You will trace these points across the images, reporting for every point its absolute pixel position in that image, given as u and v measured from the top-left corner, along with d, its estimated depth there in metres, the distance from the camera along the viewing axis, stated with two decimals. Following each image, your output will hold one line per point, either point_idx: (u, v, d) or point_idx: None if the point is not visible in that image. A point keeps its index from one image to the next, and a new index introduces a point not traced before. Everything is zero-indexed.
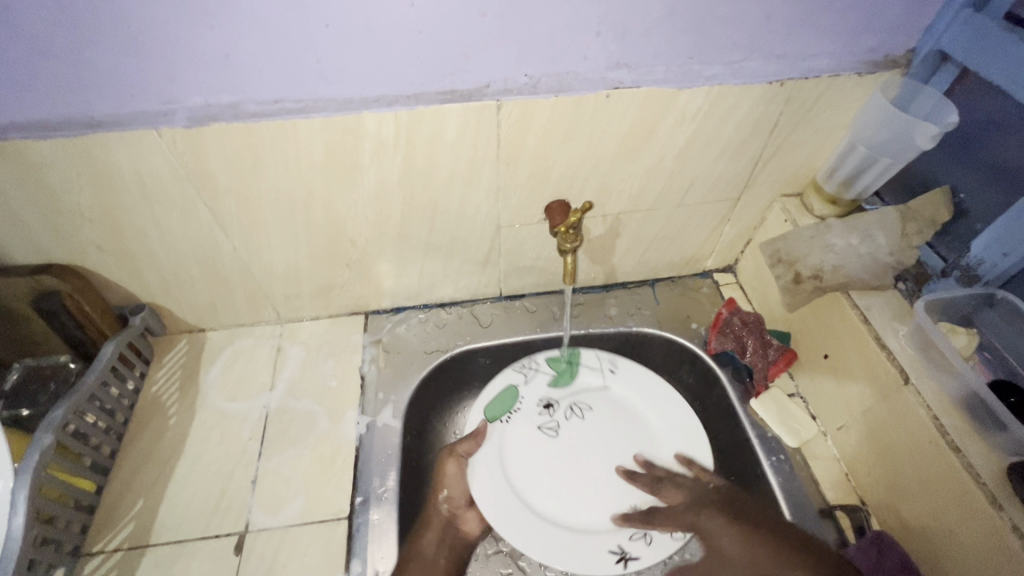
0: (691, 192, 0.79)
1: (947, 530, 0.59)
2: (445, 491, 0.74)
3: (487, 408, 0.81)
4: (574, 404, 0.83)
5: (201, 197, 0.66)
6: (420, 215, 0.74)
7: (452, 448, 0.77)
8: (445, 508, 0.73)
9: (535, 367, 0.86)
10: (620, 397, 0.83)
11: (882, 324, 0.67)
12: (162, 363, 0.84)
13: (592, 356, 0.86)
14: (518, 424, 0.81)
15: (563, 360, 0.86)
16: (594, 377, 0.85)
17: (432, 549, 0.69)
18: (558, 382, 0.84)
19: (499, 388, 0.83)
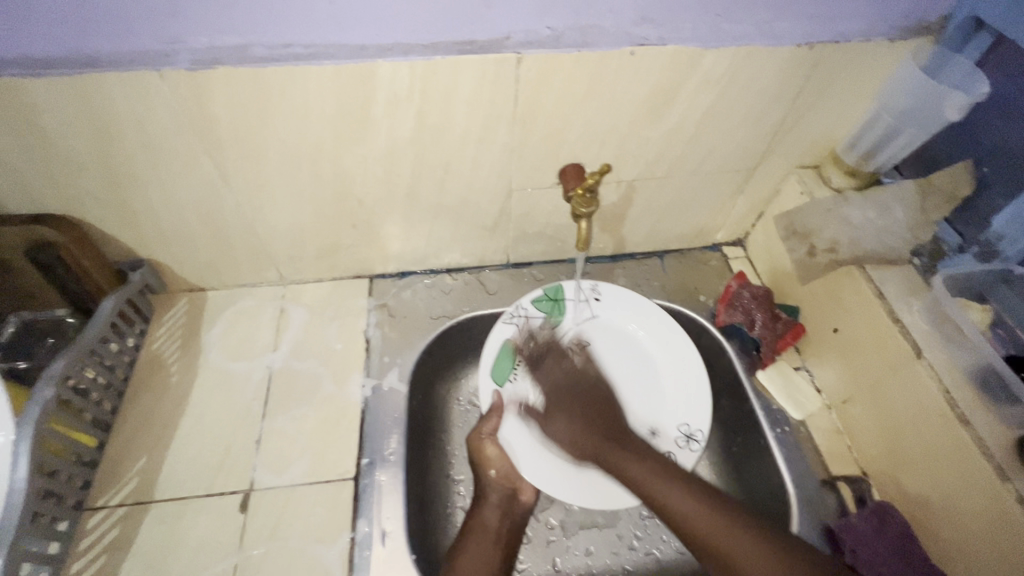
0: (708, 161, 0.77)
1: (949, 501, 0.59)
2: (494, 470, 0.72)
3: (492, 374, 0.76)
4: (572, 340, 0.80)
5: (204, 147, 0.63)
6: (431, 175, 0.72)
7: (479, 431, 0.74)
8: (500, 486, 0.71)
9: (525, 314, 0.79)
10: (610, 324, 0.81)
11: (897, 298, 0.67)
12: (162, 321, 0.82)
13: (575, 289, 0.81)
14: (526, 376, 0.77)
15: (549, 299, 0.80)
16: (581, 309, 0.81)
17: (495, 520, 0.69)
18: (550, 323, 0.80)
19: (497, 348, 0.76)
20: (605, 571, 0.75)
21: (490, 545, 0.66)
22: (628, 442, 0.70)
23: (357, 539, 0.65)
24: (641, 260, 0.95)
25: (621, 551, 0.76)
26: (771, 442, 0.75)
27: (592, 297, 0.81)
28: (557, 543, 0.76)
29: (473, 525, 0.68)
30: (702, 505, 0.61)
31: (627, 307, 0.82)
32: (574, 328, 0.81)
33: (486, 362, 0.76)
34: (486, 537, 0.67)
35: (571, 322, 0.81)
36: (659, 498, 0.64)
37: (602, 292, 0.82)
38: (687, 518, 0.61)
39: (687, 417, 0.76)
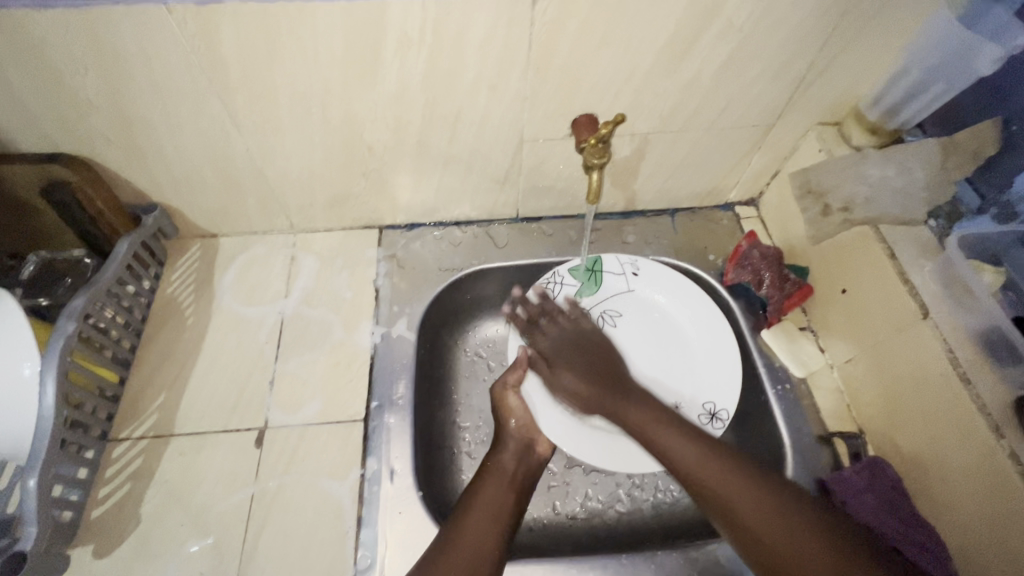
0: (726, 115, 0.75)
1: (942, 458, 0.61)
2: (514, 420, 0.73)
3: (520, 331, 0.78)
4: (606, 311, 0.82)
5: (214, 88, 0.62)
6: (441, 122, 0.71)
7: (503, 381, 0.75)
8: (517, 436, 0.72)
9: (561, 280, 0.82)
10: (645, 298, 0.83)
11: (909, 259, 0.66)
12: (175, 266, 0.84)
13: (612, 260, 0.83)
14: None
15: (586, 269, 0.82)
16: (618, 282, 0.83)
17: (511, 465, 0.70)
18: (585, 293, 0.82)
19: (529, 307, 0.79)
20: (601, 516, 0.78)
21: (506, 487, 0.67)
22: (678, 422, 0.66)
23: (366, 476, 0.68)
24: (652, 217, 0.95)
25: (617, 498, 0.79)
26: (771, 398, 0.76)
27: (631, 271, 0.83)
28: (558, 488, 0.79)
29: (492, 468, 0.69)
30: (715, 460, 0.61)
31: (667, 284, 0.82)
32: (611, 301, 0.83)
33: (516, 321, 0.78)
34: (503, 479, 0.68)
35: (606, 295, 0.83)
36: (671, 452, 0.64)
37: (643, 266, 0.83)
38: (738, 506, 0.58)
39: (713, 395, 0.75)
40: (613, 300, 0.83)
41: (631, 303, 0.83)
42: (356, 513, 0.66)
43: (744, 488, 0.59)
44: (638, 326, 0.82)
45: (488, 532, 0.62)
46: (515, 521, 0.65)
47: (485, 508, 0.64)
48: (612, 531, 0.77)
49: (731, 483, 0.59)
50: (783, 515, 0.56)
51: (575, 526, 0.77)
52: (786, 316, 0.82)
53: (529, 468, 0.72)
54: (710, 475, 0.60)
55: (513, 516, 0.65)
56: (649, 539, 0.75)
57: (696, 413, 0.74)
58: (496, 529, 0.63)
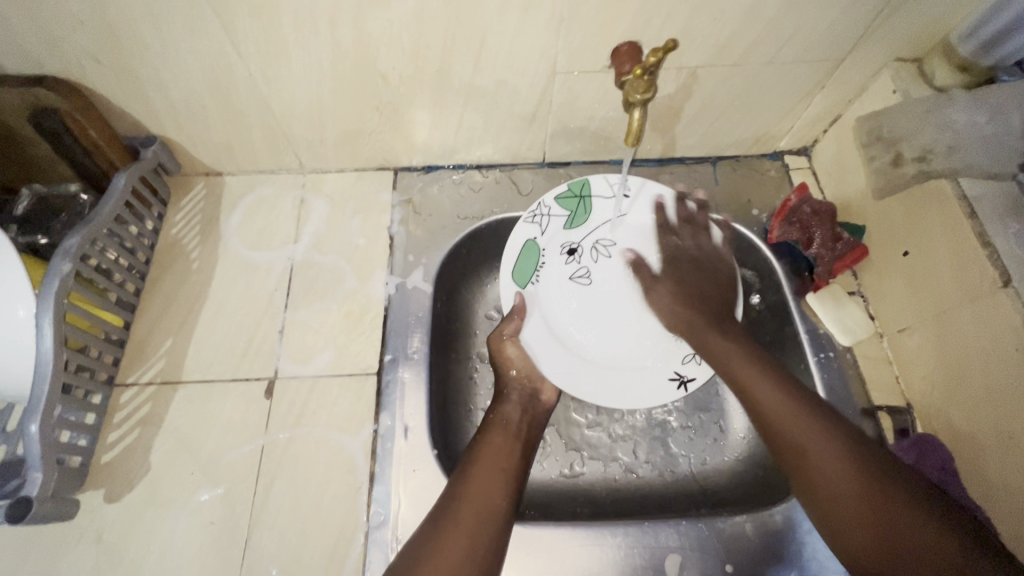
0: (790, 46, 0.65)
1: (1005, 439, 0.55)
2: (514, 369, 0.70)
3: (513, 271, 0.73)
4: (598, 240, 0.76)
5: (207, 1, 0.55)
6: (465, 49, 0.63)
7: (499, 331, 0.71)
8: (520, 384, 0.70)
9: (548, 212, 0.75)
10: (638, 222, 0.76)
11: (991, 219, 0.58)
12: (179, 206, 0.79)
13: (601, 184, 0.76)
14: (550, 278, 0.75)
15: (574, 196, 0.76)
16: (608, 206, 0.76)
17: (516, 416, 0.67)
18: (574, 223, 0.76)
19: (519, 247, 0.73)
20: (620, 479, 0.75)
21: (512, 439, 0.64)
22: (716, 316, 0.68)
23: (379, 432, 0.65)
24: (692, 166, 0.86)
25: (637, 461, 0.76)
26: (811, 366, 0.71)
27: (622, 192, 0.76)
28: (577, 450, 0.77)
29: (495, 419, 0.66)
30: (758, 369, 0.62)
31: (664, 206, 0.75)
32: (601, 228, 0.76)
33: (507, 260, 0.73)
34: (508, 432, 0.65)
35: (597, 220, 0.76)
36: (740, 377, 0.62)
37: (634, 186, 0.76)
38: (758, 398, 0.60)
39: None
40: (607, 225, 0.76)
41: (623, 229, 0.76)
42: (369, 469, 0.64)
43: (768, 388, 0.60)
44: (633, 253, 0.76)
45: (495, 484, 0.59)
46: (522, 472, 0.63)
47: (490, 459, 0.61)
48: (631, 495, 0.74)
49: (751, 379, 0.62)
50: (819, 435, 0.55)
51: (594, 488, 0.75)
52: (834, 279, 0.76)
53: (537, 422, 0.69)
54: (744, 376, 0.62)
55: (521, 468, 0.63)
56: (670, 505, 0.73)
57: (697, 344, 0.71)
58: (506, 478, 0.60)
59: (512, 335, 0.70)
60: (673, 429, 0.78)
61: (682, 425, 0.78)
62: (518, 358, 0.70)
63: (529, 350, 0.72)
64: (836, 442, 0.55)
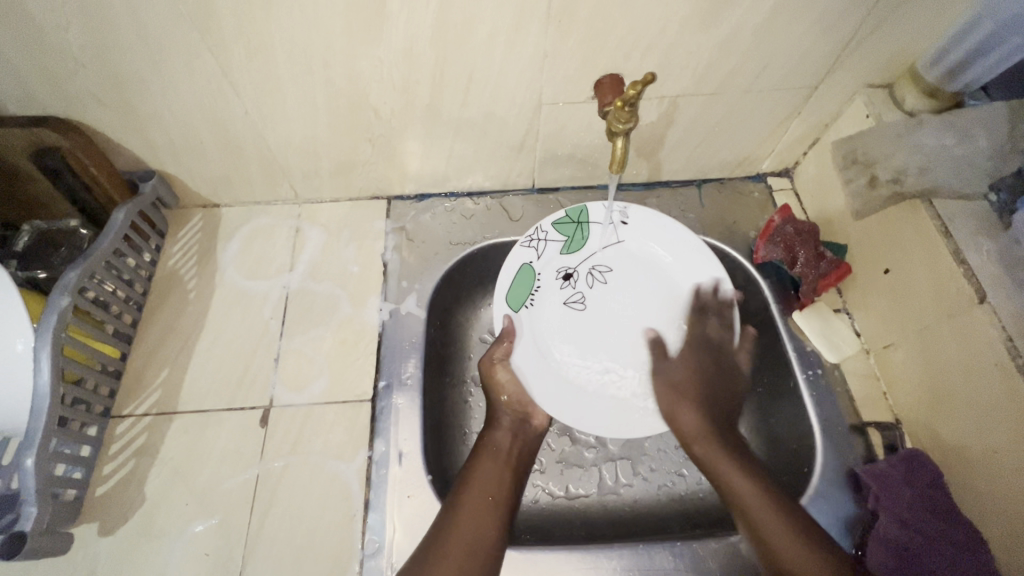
0: (766, 75, 0.68)
1: (990, 453, 0.56)
2: (506, 394, 0.71)
3: (508, 293, 0.72)
4: (595, 266, 0.75)
5: (205, 43, 0.57)
6: (453, 83, 0.65)
7: (490, 357, 0.72)
8: (511, 409, 0.71)
9: (544, 236, 0.75)
10: (636, 248, 0.76)
11: (965, 239, 0.60)
12: (177, 238, 0.80)
13: (600, 211, 0.75)
14: (544, 304, 0.74)
15: (571, 222, 0.75)
16: (607, 233, 0.76)
17: (505, 443, 0.69)
18: (570, 248, 0.75)
19: (514, 272, 0.73)
20: (616, 501, 0.75)
21: (501, 466, 0.66)
22: (695, 393, 0.70)
23: (374, 458, 0.66)
24: (678, 189, 0.88)
25: (632, 481, 0.76)
26: (800, 384, 0.73)
27: (619, 218, 0.76)
28: (571, 471, 0.77)
29: (484, 446, 0.68)
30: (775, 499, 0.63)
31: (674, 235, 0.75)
32: (597, 254, 0.76)
33: (504, 283, 0.72)
34: (497, 458, 0.67)
35: (592, 247, 0.76)
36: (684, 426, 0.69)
37: (632, 213, 0.76)
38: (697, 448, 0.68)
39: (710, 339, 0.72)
40: (602, 251, 0.76)
41: (620, 253, 0.76)
42: (363, 496, 0.64)
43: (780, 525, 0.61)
44: (629, 279, 0.75)
45: (484, 512, 0.61)
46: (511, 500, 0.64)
47: (480, 486, 0.63)
48: (627, 517, 0.74)
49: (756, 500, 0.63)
50: (775, 511, 0.62)
51: (590, 510, 0.75)
52: (820, 297, 0.77)
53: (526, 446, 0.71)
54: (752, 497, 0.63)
55: (511, 494, 0.65)
56: (667, 526, 0.73)
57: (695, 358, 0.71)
58: (494, 506, 0.62)
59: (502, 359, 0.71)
60: (667, 449, 0.78)
61: (677, 446, 0.79)
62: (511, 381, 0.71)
63: (521, 371, 0.71)
64: (795, 536, 0.60)
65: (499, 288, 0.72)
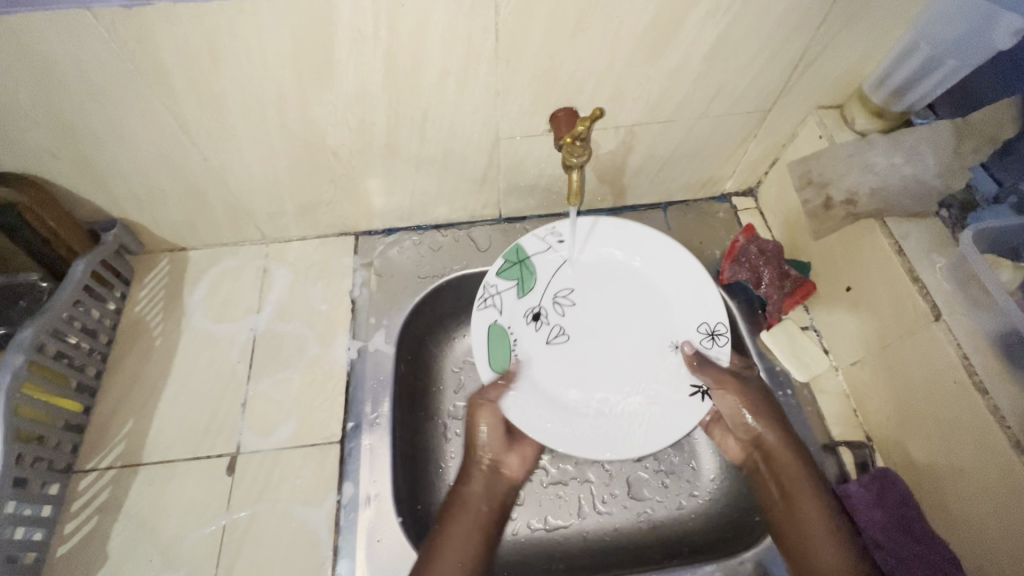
0: (718, 101, 0.69)
1: (955, 471, 0.56)
2: (483, 437, 0.68)
3: (490, 360, 0.70)
4: (555, 296, 0.75)
5: (157, 97, 0.58)
6: (410, 123, 0.66)
7: (481, 395, 0.68)
8: (484, 457, 0.68)
9: (495, 290, 0.73)
10: (586, 260, 0.76)
11: (918, 256, 0.61)
12: (143, 283, 0.80)
13: (531, 241, 0.75)
14: (528, 351, 0.72)
15: (513, 264, 0.74)
16: (550, 257, 0.75)
17: (478, 501, 0.66)
18: (525, 288, 0.74)
19: (484, 335, 0.71)
20: (596, 530, 0.74)
21: (471, 529, 0.64)
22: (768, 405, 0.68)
23: (342, 502, 0.65)
24: (644, 212, 0.89)
25: (611, 510, 0.76)
26: None
27: (555, 239, 0.75)
28: (549, 502, 0.76)
29: (456, 502, 0.65)
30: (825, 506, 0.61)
31: (624, 237, 0.76)
32: (553, 281, 0.75)
33: (482, 355, 0.70)
34: (469, 516, 0.64)
35: (544, 279, 0.75)
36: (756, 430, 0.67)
37: (565, 230, 0.75)
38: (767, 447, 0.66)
39: (703, 315, 0.72)
40: (559, 275, 0.76)
41: (571, 273, 0.76)
42: (333, 542, 0.63)
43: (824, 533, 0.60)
44: (596, 295, 0.75)
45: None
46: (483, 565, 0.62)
47: (454, 551, 0.61)
48: (608, 547, 0.73)
49: (806, 509, 0.61)
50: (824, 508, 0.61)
51: (568, 543, 0.74)
52: (787, 315, 0.78)
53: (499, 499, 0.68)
54: (804, 503, 0.62)
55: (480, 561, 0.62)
56: (647, 555, 0.72)
57: (695, 338, 0.71)
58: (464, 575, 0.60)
59: (492, 400, 0.68)
60: (645, 476, 0.77)
61: (655, 471, 0.78)
62: (493, 424, 0.68)
63: (506, 415, 0.68)
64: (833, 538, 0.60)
65: (483, 369, 0.70)
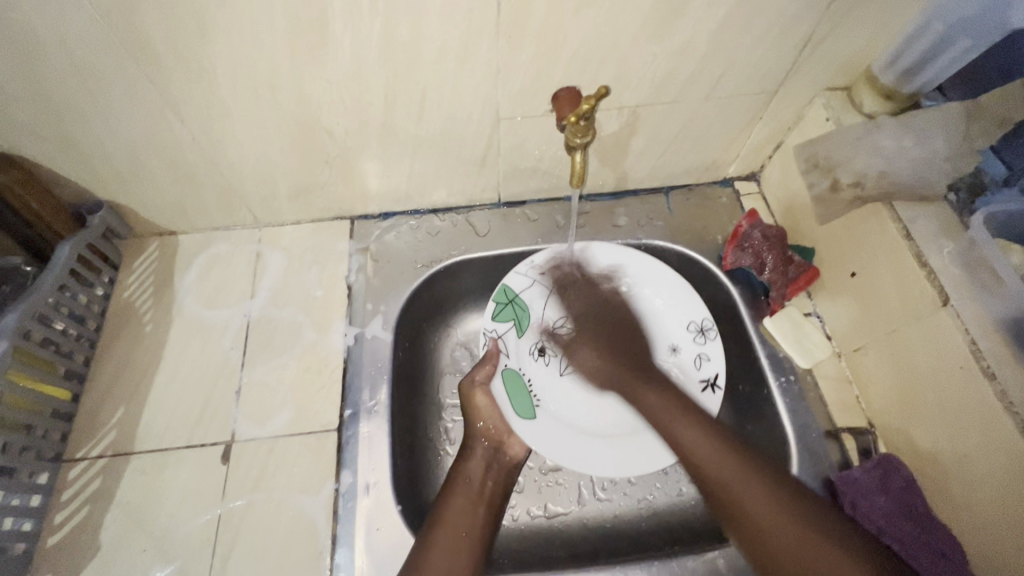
0: (725, 81, 0.67)
1: (961, 456, 0.56)
2: (482, 421, 0.70)
3: (515, 406, 0.72)
4: (552, 328, 0.79)
5: (143, 71, 0.55)
6: (407, 102, 0.64)
7: (472, 378, 0.72)
8: (484, 439, 0.69)
9: (497, 335, 0.76)
10: (567, 286, 0.79)
11: (927, 241, 0.60)
12: (131, 268, 0.78)
13: (516, 280, 0.77)
14: (542, 388, 0.76)
15: (506, 304, 0.77)
16: (537, 292, 0.78)
17: (479, 474, 0.66)
18: (522, 327, 0.77)
19: (502, 385, 0.73)
20: (596, 517, 0.74)
21: (474, 503, 0.64)
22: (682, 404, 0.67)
23: (340, 490, 0.64)
24: (646, 197, 0.88)
25: (611, 496, 0.75)
26: (773, 391, 0.72)
27: (537, 273, 0.78)
28: (549, 489, 0.75)
29: (458, 477, 0.66)
30: (718, 443, 0.62)
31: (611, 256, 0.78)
32: (545, 316, 0.79)
33: (503, 401, 0.72)
34: (470, 490, 0.65)
35: (538, 315, 0.78)
36: (681, 441, 0.64)
37: (542, 262, 0.78)
38: (688, 446, 0.64)
39: (689, 315, 0.75)
40: (547, 307, 0.79)
41: (562, 302, 0.79)
42: (332, 531, 0.62)
43: (745, 485, 0.59)
44: (587, 320, 0.79)
45: (459, 549, 0.59)
46: (490, 537, 0.63)
47: (455, 522, 0.61)
48: (608, 534, 0.73)
49: (684, 426, 0.65)
50: (778, 501, 0.57)
51: (569, 530, 0.73)
52: (790, 302, 0.77)
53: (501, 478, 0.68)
54: (709, 459, 0.62)
55: (485, 532, 0.62)
56: (648, 541, 0.71)
57: (687, 339, 0.75)
58: (469, 544, 0.60)
59: (483, 381, 0.72)
60: None
61: None
62: (490, 406, 0.71)
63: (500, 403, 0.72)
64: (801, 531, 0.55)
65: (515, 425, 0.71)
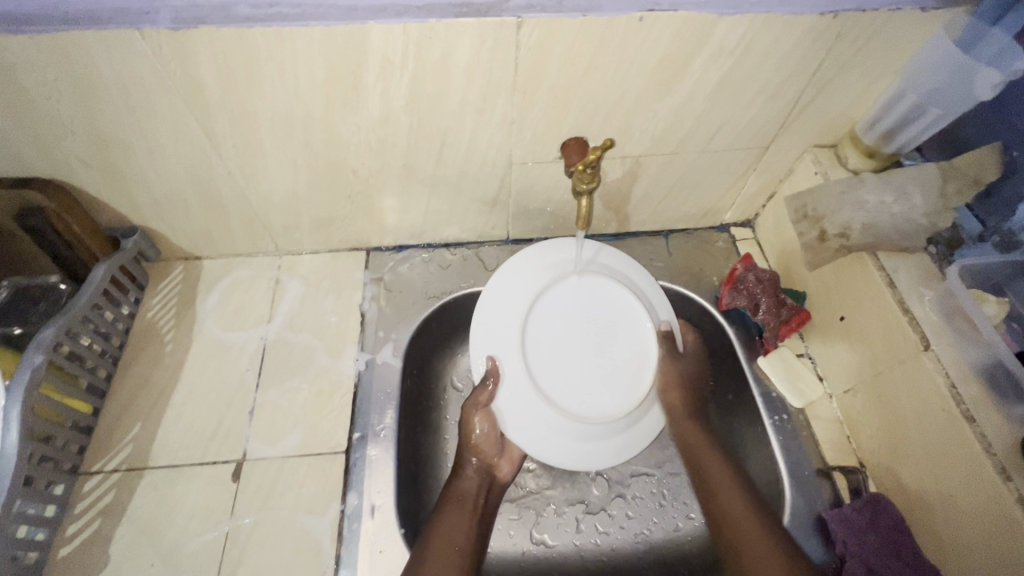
0: (720, 137, 0.73)
1: (944, 496, 0.58)
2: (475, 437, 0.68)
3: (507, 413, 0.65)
4: None
5: (191, 112, 0.61)
6: (428, 146, 0.69)
7: (475, 401, 0.65)
8: (475, 459, 0.69)
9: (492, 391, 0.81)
10: None
11: (909, 289, 0.64)
12: (156, 290, 0.82)
13: None
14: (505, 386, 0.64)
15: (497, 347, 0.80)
16: None
17: (471, 494, 0.67)
18: None
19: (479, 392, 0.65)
20: (592, 550, 0.75)
21: (466, 517, 0.65)
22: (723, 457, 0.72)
23: (346, 512, 0.66)
24: (646, 238, 0.92)
25: (609, 530, 0.76)
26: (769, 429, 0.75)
27: None
28: (546, 521, 0.77)
29: (452, 494, 0.67)
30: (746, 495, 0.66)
31: None
32: None
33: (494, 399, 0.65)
34: (463, 507, 0.66)
35: None
36: (721, 502, 0.68)
37: None
38: (725, 506, 0.67)
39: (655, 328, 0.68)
40: None
41: None
42: (335, 552, 0.63)
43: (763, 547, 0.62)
44: None
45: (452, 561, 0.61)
46: (477, 554, 0.64)
47: (445, 537, 0.62)
48: (604, 566, 0.74)
49: (725, 490, 0.68)
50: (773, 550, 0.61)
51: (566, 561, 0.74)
52: (783, 342, 0.81)
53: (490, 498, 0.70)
54: (731, 513, 0.66)
55: (475, 547, 0.64)
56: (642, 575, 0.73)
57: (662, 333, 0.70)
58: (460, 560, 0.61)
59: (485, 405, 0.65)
60: (641, 495, 0.79)
61: (652, 491, 0.79)
62: (488, 428, 0.67)
63: (501, 424, 0.65)
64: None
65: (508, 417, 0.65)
